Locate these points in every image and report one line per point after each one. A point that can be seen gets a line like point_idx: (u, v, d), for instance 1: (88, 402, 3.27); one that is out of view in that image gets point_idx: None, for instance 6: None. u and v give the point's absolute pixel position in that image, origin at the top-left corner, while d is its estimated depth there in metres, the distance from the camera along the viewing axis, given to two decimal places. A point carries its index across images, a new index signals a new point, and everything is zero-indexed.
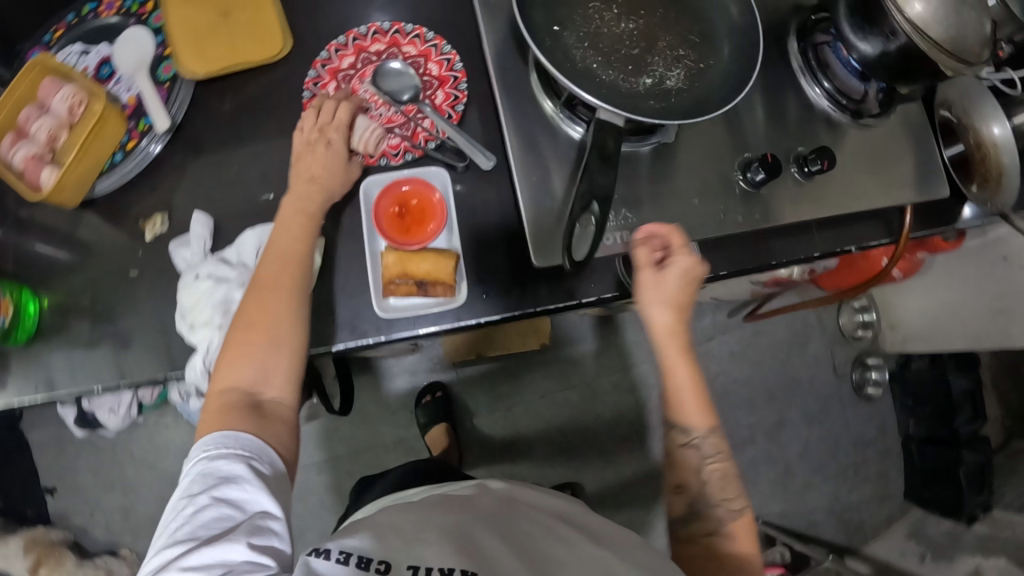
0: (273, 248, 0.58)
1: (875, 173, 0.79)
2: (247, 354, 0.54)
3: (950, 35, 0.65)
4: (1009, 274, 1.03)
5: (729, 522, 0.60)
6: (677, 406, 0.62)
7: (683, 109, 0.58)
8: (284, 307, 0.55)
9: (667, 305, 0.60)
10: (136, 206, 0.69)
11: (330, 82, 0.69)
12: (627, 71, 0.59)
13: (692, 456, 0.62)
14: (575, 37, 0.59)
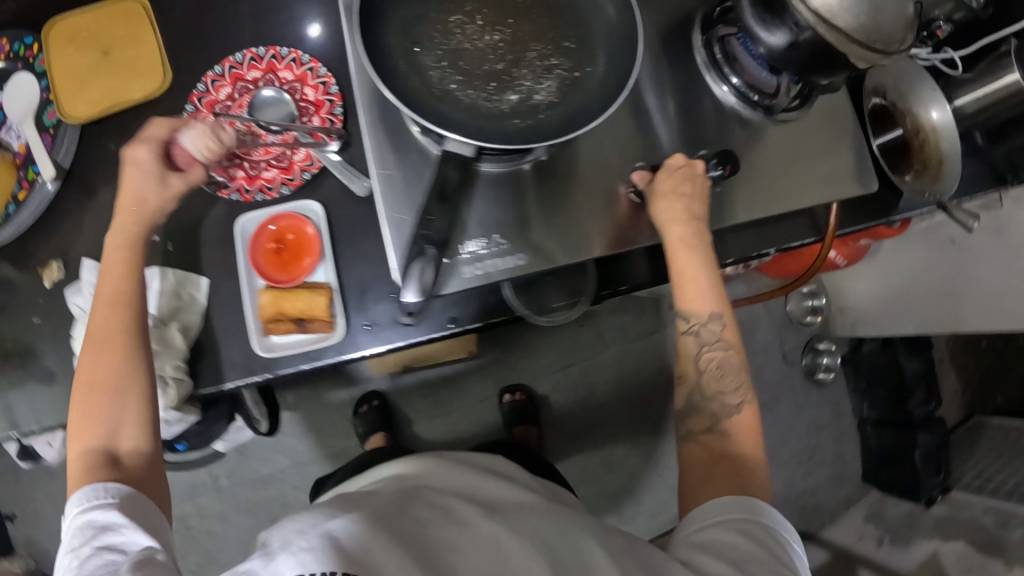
0: (100, 297, 0.55)
1: (794, 170, 0.74)
2: (92, 404, 0.51)
3: (864, 23, 0.56)
4: (956, 258, 1.07)
5: (727, 414, 0.60)
6: (679, 295, 0.63)
7: (554, 126, 0.53)
8: (122, 358, 0.53)
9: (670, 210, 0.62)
10: (32, 252, 0.69)
11: (208, 115, 0.67)
12: (489, 90, 0.53)
13: (692, 344, 0.63)
14: (431, 55, 0.53)
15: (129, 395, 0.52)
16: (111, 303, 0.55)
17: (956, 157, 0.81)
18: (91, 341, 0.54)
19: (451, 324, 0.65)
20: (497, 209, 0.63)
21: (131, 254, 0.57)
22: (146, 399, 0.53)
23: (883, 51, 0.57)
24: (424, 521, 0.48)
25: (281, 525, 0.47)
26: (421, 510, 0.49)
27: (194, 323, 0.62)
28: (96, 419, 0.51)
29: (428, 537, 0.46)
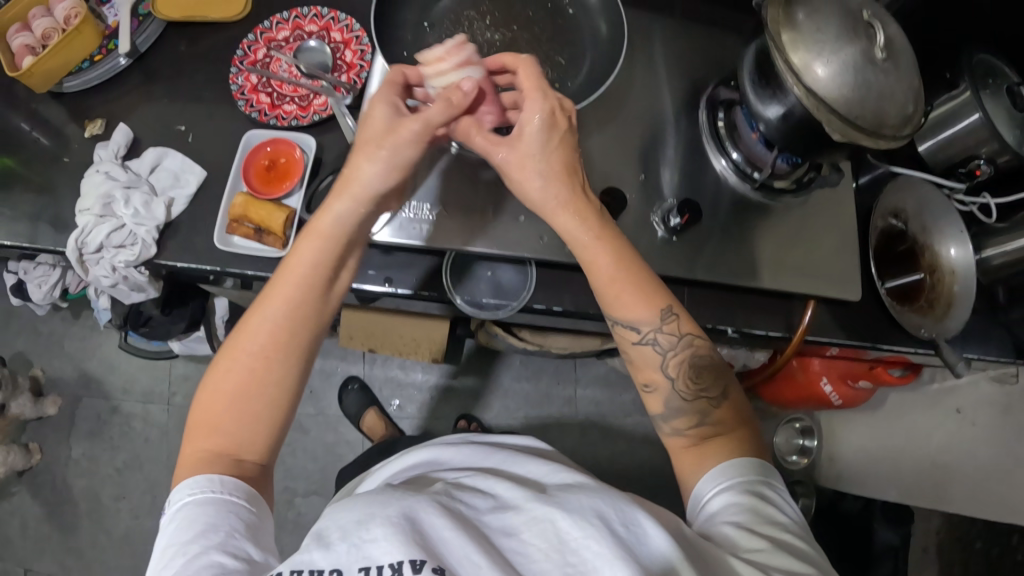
0: (274, 304, 0.51)
1: (772, 257, 0.75)
2: (238, 405, 0.49)
3: (860, 106, 0.61)
4: (958, 432, 0.98)
5: (708, 411, 0.56)
6: (615, 301, 0.56)
7: (519, 117, 0.61)
8: (282, 349, 0.50)
9: (558, 176, 0.56)
10: (89, 108, 0.80)
11: (261, 47, 0.75)
12: (473, 75, 0.62)
13: (650, 352, 0.56)
14: (436, 37, 0.63)
15: (280, 399, 0.50)
16: (293, 285, 0.51)
17: (966, 304, 0.81)
18: (258, 334, 0.50)
19: (385, 282, 0.65)
20: (459, 185, 0.65)
21: (333, 235, 0.53)
22: (292, 396, 0.50)
23: (873, 133, 0.63)
24: (477, 508, 0.43)
25: (332, 512, 0.41)
26: (473, 495, 0.45)
27: (180, 204, 0.71)
28: (230, 418, 0.49)
29: (488, 521, 0.42)
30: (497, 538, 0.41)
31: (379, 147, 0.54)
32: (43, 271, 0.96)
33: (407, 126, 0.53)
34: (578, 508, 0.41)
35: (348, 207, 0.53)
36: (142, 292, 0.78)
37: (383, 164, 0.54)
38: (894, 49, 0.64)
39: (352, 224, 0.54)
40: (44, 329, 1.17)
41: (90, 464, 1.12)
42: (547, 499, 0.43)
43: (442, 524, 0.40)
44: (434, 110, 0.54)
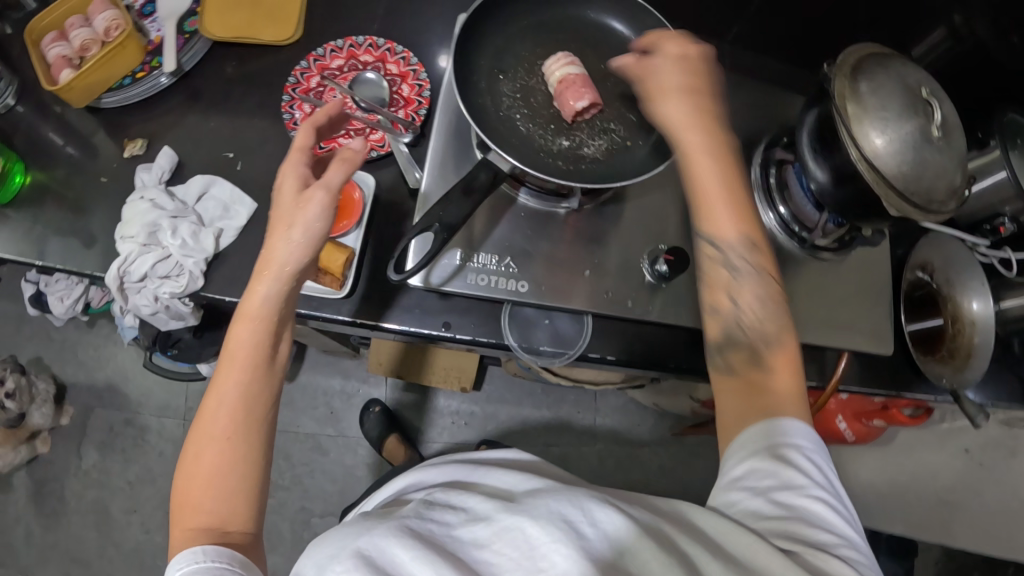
0: (224, 386, 0.52)
1: (811, 308, 0.77)
2: (217, 484, 0.49)
3: (914, 181, 0.64)
4: (965, 471, 1.01)
5: (771, 352, 0.53)
6: (704, 207, 0.56)
7: (591, 175, 0.60)
8: (244, 425, 0.51)
9: (683, 92, 0.57)
10: (129, 128, 0.79)
11: (314, 75, 0.74)
12: (547, 129, 0.61)
13: (721, 266, 0.56)
14: (508, 86, 0.62)
15: (249, 465, 0.51)
16: (240, 367, 0.52)
17: (986, 354, 0.83)
18: (219, 418, 0.51)
19: (443, 326, 0.66)
20: (520, 235, 0.65)
21: (265, 316, 0.55)
22: (264, 460, 0.52)
23: (924, 209, 0.65)
24: (448, 524, 0.39)
25: (310, 549, 0.40)
26: (449, 508, 0.41)
27: (229, 235, 0.70)
28: (209, 502, 0.49)
29: (453, 537, 0.38)
30: (464, 550, 0.37)
31: (291, 223, 0.55)
32: (66, 285, 0.94)
33: (313, 199, 0.55)
34: (543, 513, 0.39)
35: (276, 289, 0.55)
36: (181, 320, 0.76)
37: (301, 235, 0.55)
38: (948, 127, 0.67)
39: (279, 302, 0.56)
40: (57, 336, 1.14)
41: (100, 476, 1.10)
42: (512, 505, 0.40)
43: (407, 553, 0.36)
44: (332, 171, 0.57)
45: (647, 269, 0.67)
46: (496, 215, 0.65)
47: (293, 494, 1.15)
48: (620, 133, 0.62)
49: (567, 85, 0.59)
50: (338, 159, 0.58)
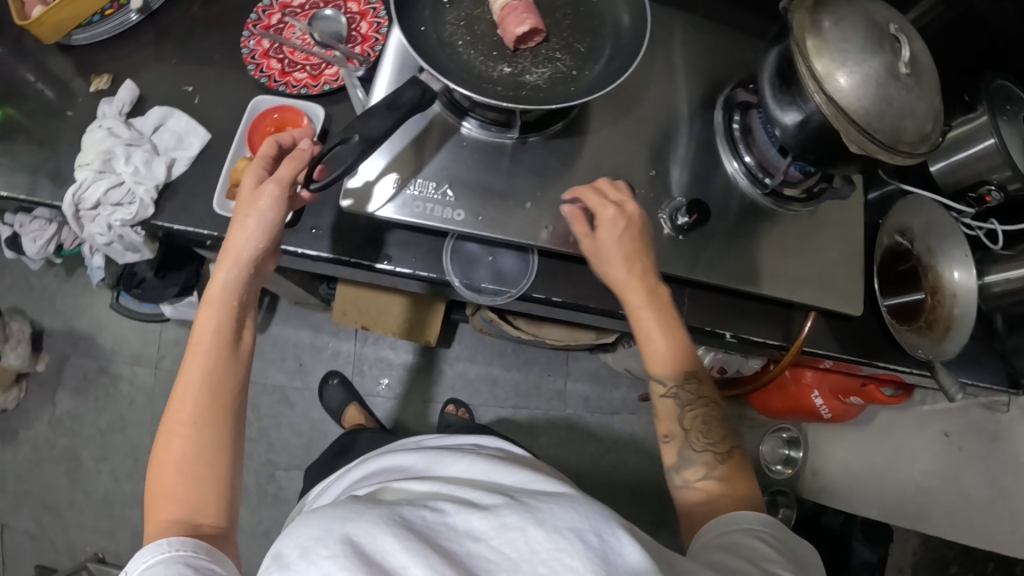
0: (189, 378, 0.53)
1: (777, 266, 0.75)
2: (185, 472, 0.51)
3: (877, 117, 0.63)
4: (943, 455, 0.97)
5: (711, 458, 0.60)
6: (650, 353, 0.61)
7: (530, 99, 0.59)
8: (210, 412, 0.52)
9: (623, 251, 0.61)
10: (96, 64, 0.80)
11: (276, 13, 0.74)
12: (489, 56, 0.60)
13: (670, 405, 0.61)
14: (451, 12, 0.62)
15: (221, 455, 0.52)
16: (204, 357, 0.53)
17: (966, 326, 0.81)
18: (185, 407, 0.52)
19: (384, 259, 0.65)
20: (466, 170, 0.64)
21: (228, 301, 0.56)
22: (234, 449, 0.53)
23: (888, 146, 0.64)
24: (442, 512, 0.41)
25: (291, 531, 0.40)
26: (439, 501, 0.43)
27: (181, 164, 0.70)
28: (180, 489, 0.50)
29: (447, 527, 0.40)
30: (462, 542, 0.39)
31: (246, 214, 0.57)
32: (40, 226, 0.95)
33: (264, 191, 0.57)
34: (550, 522, 0.40)
35: (233, 275, 0.55)
36: (137, 253, 0.77)
37: (255, 226, 0.56)
38: (917, 66, 0.65)
39: (239, 290, 0.56)
40: (37, 285, 1.15)
41: (73, 424, 1.11)
42: (515, 506, 0.42)
43: (396, 541, 0.37)
44: (284, 168, 0.58)
45: None
46: (443, 149, 0.65)
47: (260, 446, 1.16)
48: (565, 63, 0.61)
49: (509, 11, 0.58)
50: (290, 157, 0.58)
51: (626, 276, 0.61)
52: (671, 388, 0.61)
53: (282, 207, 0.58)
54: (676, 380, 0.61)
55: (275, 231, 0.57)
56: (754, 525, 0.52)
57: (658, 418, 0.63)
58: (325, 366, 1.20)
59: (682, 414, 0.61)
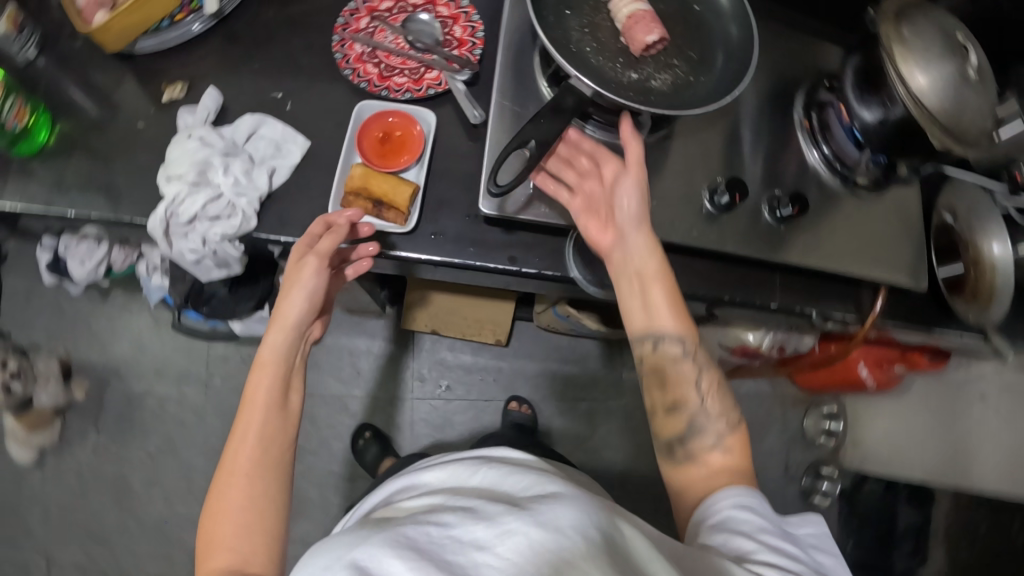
0: (241, 427, 0.52)
1: (858, 248, 0.79)
2: (236, 518, 0.48)
3: (954, 114, 0.67)
4: (978, 417, 1.03)
5: (713, 423, 0.58)
6: (642, 309, 0.59)
7: (658, 104, 0.61)
8: (266, 466, 0.51)
9: (624, 199, 0.60)
10: (165, 73, 0.77)
11: (364, 16, 0.74)
12: (615, 62, 0.62)
13: (682, 369, 0.59)
14: (576, 24, 0.63)
15: (274, 507, 0.50)
16: (257, 412, 0.53)
17: (1007, 295, 0.85)
18: (240, 456, 0.51)
19: (507, 260, 0.66)
20: None
21: (277, 362, 0.56)
22: (284, 500, 0.51)
23: (962, 142, 0.68)
24: (445, 524, 0.40)
25: (304, 559, 0.41)
26: (444, 513, 0.42)
27: (281, 173, 0.68)
28: (236, 539, 0.47)
29: (451, 540, 0.39)
30: (469, 553, 0.38)
31: (290, 285, 0.58)
32: (87, 247, 0.92)
33: (307, 264, 0.58)
34: (553, 522, 0.39)
35: (282, 338, 0.57)
36: (225, 269, 0.74)
37: (300, 294, 0.58)
38: (983, 71, 0.70)
39: (290, 350, 0.58)
40: (70, 310, 1.12)
41: (120, 450, 1.08)
42: (518, 510, 0.41)
43: (401, 566, 0.37)
44: (324, 243, 0.59)
45: (709, 200, 0.74)
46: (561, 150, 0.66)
47: (320, 459, 1.17)
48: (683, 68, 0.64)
49: (636, 21, 0.61)
50: (327, 232, 0.60)
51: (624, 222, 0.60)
52: (689, 351, 0.58)
53: (325, 275, 0.60)
54: (694, 342, 0.58)
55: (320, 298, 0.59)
56: (742, 498, 0.51)
57: (666, 387, 0.59)
58: (381, 371, 1.22)
59: (696, 382, 0.59)
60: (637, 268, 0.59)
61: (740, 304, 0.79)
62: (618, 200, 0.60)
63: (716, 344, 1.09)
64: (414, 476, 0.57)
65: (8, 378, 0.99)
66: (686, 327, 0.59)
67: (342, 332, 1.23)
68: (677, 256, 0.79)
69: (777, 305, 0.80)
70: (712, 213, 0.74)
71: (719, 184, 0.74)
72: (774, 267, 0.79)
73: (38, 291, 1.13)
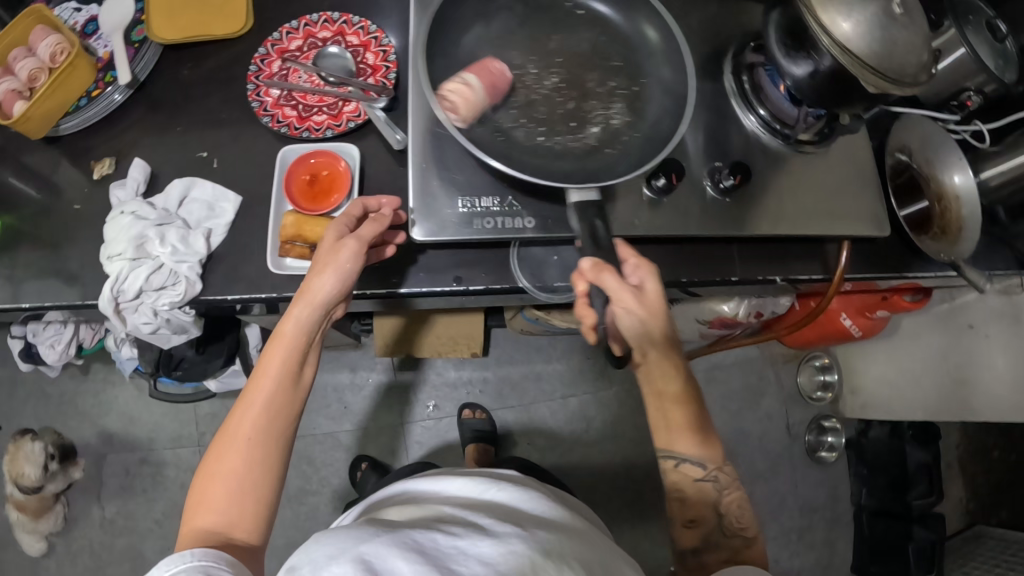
0: (258, 393, 0.52)
1: (814, 205, 0.78)
2: (232, 481, 0.50)
3: (883, 56, 0.65)
4: (972, 346, 1.02)
5: (744, 551, 0.60)
6: (668, 430, 0.60)
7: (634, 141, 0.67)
8: (268, 436, 0.52)
9: (656, 321, 0.58)
10: (88, 149, 0.76)
11: (276, 60, 0.74)
12: (572, 129, 0.67)
13: (707, 490, 0.60)
14: (512, 117, 0.67)
15: (265, 485, 0.51)
16: (268, 388, 0.52)
17: (975, 224, 0.81)
18: (247, 420, 0.51)
19: (454, 281, 0.67)
20: (519, 174, 0.65)
21: (298, 340, 0.55)
22: (277, 481, 0.52)
23: (897, 81, 0.66)
24: (453, 535, 0.45)
25: (310, 546, 0.45)
26: (451, 527, 0.47)
27: (219, 234, 0.69)
28: (221, 496, 0.49)
29: (458, 551, 0.43)
30: (470, 564, 0.42)
31: (326, 264, 0.56)
32: (54, 331, 0.92)
33: (345, 247, 0.56)
34: (539, 543, 0.46)
35: (309, 316, 0.55)
36: (184, 333, 0.74)
37: (333, 275, 0.56)
38: (909, 5, 0.68)
39: (314, 328, 0.56)
40: (55, 391, 1.19)
41: (127, 521, 1.14)
42: (521, 534, 0.46)
43: (407, 568, 0.40)
44: (365, 228, 0.58)
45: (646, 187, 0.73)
46: (487, 162, 0.65)
47: (324, 497, 1.21)
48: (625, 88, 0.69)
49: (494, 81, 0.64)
50: (371, 219, 0.59)
51: (659, 345, 0.58)
52: (710, 473, 0.60)
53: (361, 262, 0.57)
54: (717, 464, 0.60)
55: (351, 284, 0.57)
56: None
57: (686, 502, 0.61)
58: (372, 398, 1.26)
59: (716, 500, 0.61)
60: (658, 387, 0.59)
61: (700, 284, 0.79)
62: (627, 331, 0.59)
63: (693, 319, 1.10)
64: (437, 482, 0.60)
65: (47, 457, 1.10)
66: (713, 450, 0.60)
67: (324, 369, 1.26)
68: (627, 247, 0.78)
69: (738, 278, 0.80)
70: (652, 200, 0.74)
71: (654, 168, 0.72)
72: (728, 242, 0.79)
73: (21, 379, 1.19)
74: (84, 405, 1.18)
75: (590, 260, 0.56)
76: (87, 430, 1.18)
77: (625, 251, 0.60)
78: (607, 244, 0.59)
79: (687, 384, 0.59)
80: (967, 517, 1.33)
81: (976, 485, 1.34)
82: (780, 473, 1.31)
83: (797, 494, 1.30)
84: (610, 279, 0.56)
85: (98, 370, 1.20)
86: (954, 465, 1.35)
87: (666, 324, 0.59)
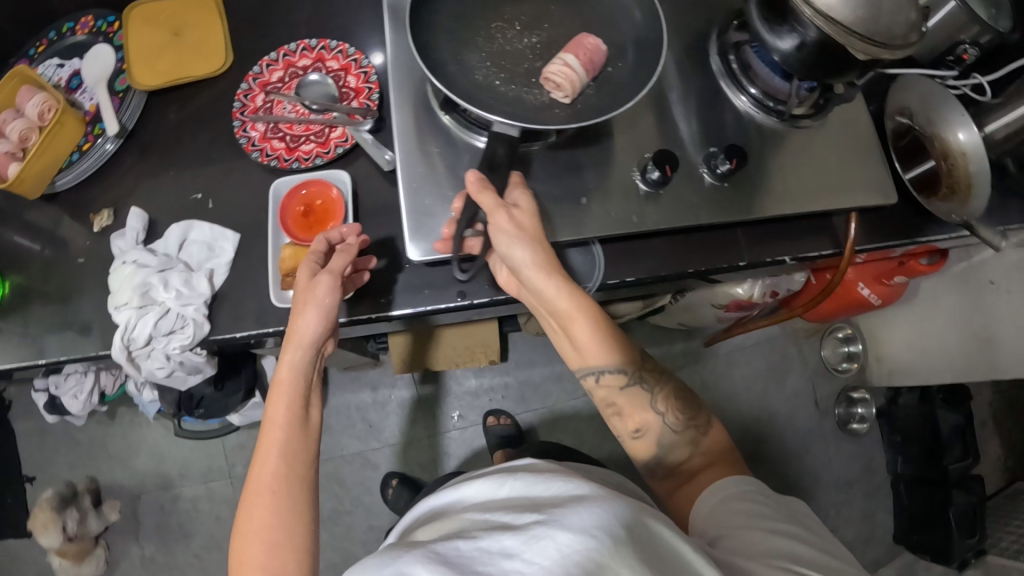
0: (271, 448, 0.53)
1: (816, 176, 0.77)
2: (265, 538, 0.50)
3: (868, 22, 0.63)
4: (994, 304, 0.99)
5: (704, 439, 0.64)
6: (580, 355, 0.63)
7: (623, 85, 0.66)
8: (291, 486, 0.52)
9: (529, 237, 0.59)
10: (85, 202, 0.76)
11: (259, 95, 0.74)
12: (530, 84, 0.66)
13: (643, 395, 0.63)
14: (479, 58, 0.66)
15: (299, 529, 0.51)
16: (279, 437, 0.53)
17: (984, 179, 0.75)
18: (265, 474, 0.52)
19: (459, 296, 0.67)
20: None
21: (296, 383, 0.56)
22: (311, 532, 0.52)
23: (887, 45, 0.64)
24: (475, 539, 0.45)
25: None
26: (475, 531, 0.46)
27: (221, 273, 0.69)
28: (257, 558, 0.49)
29: (480, 551, 0.43)
30: (497, 563, 0.42)
31: (305, 303, 0.56)
32: (76, 381, 0.94)
33: (320, 282, 0.56)
34: (579, 525, 0.43)
35: (300, 356, 0.56)
36: (198, 373, 0.75)
37: (315, 311, 0.56)
38: None
39: (308, 368, 0.57)
40: (83, 438, 1.22)
41: (167, 557, 1.17)
42: (547, 520, 0.44)
43: None
44: (336, 260, 0.58)
45: (641, 180, 0.72)
46: None
47: (357, 516, 1.22)
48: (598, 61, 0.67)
49: (591, 57, 0.63)
50: (339, 251, 0.59)
51: (544, 265, 0.59)
52: (632, 376, 0.63)
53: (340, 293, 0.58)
54: (630, 366, 0.62)
55: (335, 316, 0.57)
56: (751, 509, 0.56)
57: (624, 415, 0.64)
58: (394, 413, 1.26)
59: (652, 403, 0.64)
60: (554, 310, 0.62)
61: (708, 273, 0.78)
62: (503, 253, 0.60)
63: (709, 304, 1.09)
64: (457, 489, 0.60)
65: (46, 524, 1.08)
66: (631, 356, 0.63)
67: (343, 390, 1.27)
68: (630, 241, 0.77)
69: (747, 262, 0.78)
70: (648, 192, 0.72)
71: (648, 161, 0.71)
72: (733, 225, 0.78)
73: (48, 430, 1.22)
74: (113, 448, 1.21)
75: (475, 175, 0.60)
76: (119, 472, 1.20)
77: (511, 177, 0.63)
78: (503, 169, 0.62)
79: (579, 305, 0.59)
80: (1006, 475, 1.31)
81: (1012, 442, 1.31)
82: (811, 450, 1.29)
83: (831, 469, 1.29)
84: (488, 196, 0.59)
85: (123, 412, 1.22)
86: (989, 423, 1.32)
87: (540, 241, 0.59)
